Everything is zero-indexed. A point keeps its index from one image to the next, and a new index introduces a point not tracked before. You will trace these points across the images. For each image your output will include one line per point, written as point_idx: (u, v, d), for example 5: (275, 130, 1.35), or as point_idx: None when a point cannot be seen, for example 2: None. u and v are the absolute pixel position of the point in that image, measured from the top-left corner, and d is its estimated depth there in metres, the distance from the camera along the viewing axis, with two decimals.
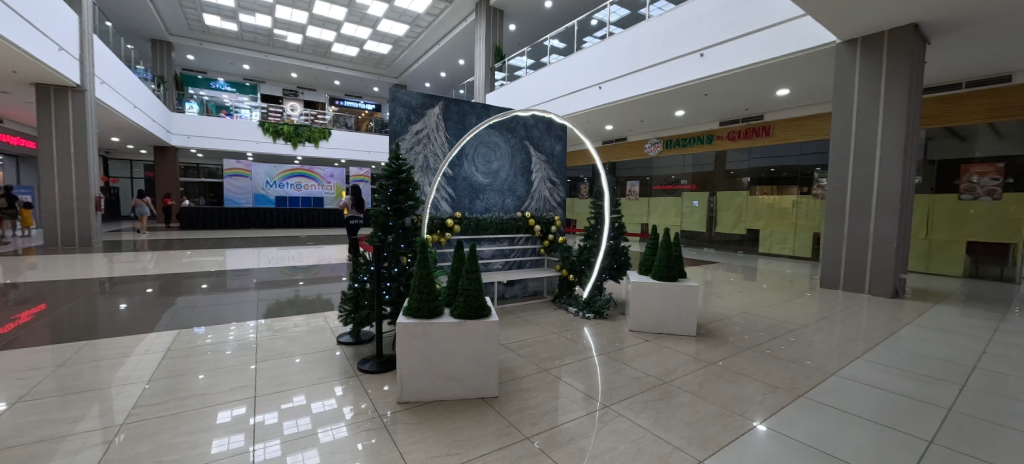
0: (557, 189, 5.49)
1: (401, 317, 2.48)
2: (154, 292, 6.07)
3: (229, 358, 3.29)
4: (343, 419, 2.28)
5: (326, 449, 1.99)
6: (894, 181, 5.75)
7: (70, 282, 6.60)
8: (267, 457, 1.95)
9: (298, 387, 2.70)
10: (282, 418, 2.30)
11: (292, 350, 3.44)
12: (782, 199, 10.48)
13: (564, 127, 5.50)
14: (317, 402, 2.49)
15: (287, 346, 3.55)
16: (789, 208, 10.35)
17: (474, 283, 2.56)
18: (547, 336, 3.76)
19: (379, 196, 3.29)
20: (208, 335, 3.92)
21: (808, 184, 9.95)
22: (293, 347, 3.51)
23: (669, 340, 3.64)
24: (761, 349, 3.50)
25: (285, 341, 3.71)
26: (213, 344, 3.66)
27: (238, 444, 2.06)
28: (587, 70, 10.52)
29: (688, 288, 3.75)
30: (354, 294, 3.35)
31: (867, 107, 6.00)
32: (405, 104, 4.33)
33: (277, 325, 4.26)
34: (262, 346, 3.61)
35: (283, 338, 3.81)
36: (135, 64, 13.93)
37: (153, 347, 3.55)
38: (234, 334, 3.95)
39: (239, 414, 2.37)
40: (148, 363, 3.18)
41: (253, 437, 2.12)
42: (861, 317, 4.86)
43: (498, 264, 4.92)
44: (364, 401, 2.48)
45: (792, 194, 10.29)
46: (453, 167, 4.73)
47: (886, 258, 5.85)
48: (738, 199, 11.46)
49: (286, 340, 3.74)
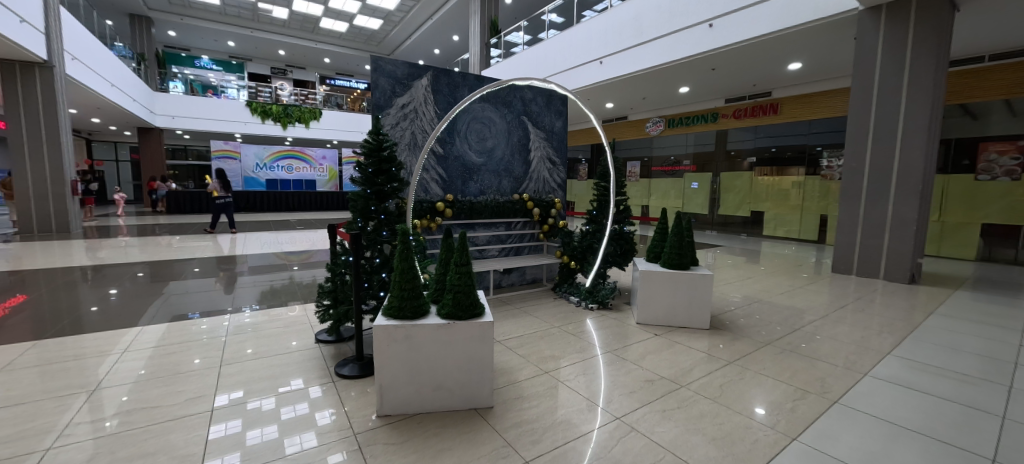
0: (557, 170, 5.08)
1: (380, 317, 2.12)
2: (147, 278, 5.78)
3: (194, 359, 2.92)
4: (337, 406, 2.24)
5: (323, 433, 1.97)
6: (917, 160, 5.39)
7: (50, 270, 6.28)
8: (264, 439, 1.94)
9: (293, 372, 2.67)
10: (279, 405, 2.24)
11: (270, 348, 3.11)
12: (783, 180, 10.17)
13: (566, 101, 5.04)
14: (313, 388, 2.45)
15: (263, 344, 3.20)
16: (789, 189, 10.06)
17: (465, 277, 2.18)
18: (546, 330, 3.43)
19: (358, 174, 2.90)
20: (201, 323, 3.78)
21: (815, 165, 9.55)
22: (270, 345, 3.18)
23: (682, 335, 3.30)
24: (781, 344, 3.19)
25: (261, 339, 3.35)
26: (205, 331, 3.57)
27: (235, 430, 2.02)
28: (588, 43, 9.95)
29: (701, 277, 3.42)
30: (331, 289, 2.95)
31: (889, 79, 5.59)
32: (389, 75, 3.87)
33: (256, 318, 3.91)
34: (234, 344, 3.24)
35: (259, 334, 3.45)
36: (112, 41, 13.21)
37: (143, 342, 3.27)
38: (204, 331, 3.56)
39: (237, 397, 2.34)
40: (98, 366, 2.78)
41: (248, 423, 2.08)
42: (878, 305, 4.58)
43: (494, 251, 4.66)
44: (348, 403, 2.27)
45: (794, 175, 9.93)
46: (444, 145, 4.25)
47: (904, 241, 5.53)
48: (739, 180, 11.14)
49: (259, 337, 3.38)
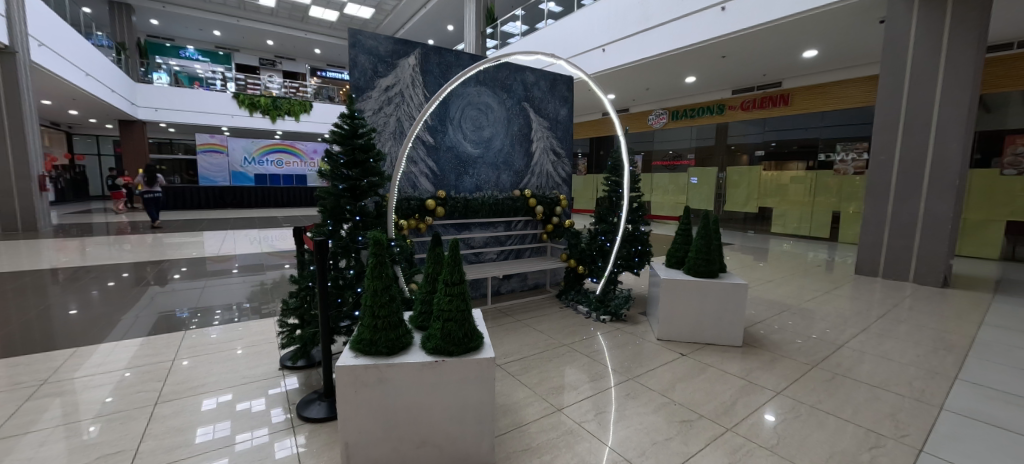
0: (562, 163, 4.59)
1: (347, 354, 1.61)
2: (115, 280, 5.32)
3: (122, 397, 2.34)
4: (313, 425, 2.04)
5: (309, 438, 1.95)
6: (953, 154, 4.94)
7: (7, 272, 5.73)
8: (252, 445, 1.90)
9: (280, 372, 2.62)
10: (268, 407, 2.22)
11: (221, 379, 2.54)
12: (782, 175, 9.96)
13: (571, 85, 4.51)
14: (298, 391, 2.39)
15: (213, 374, 2.61)
16: (789, 184, 9.83)
17: (457, 300, 1.67)
18: (553, 349, 2.93)
19: (326, 165, 2.39)
20: (168, 336, 3.33)
21: (812, 158, 9.34)
22: (224, 374, 2.61)
23: (713, 355, 2.84)
24: (831, 366, 2.73)
25: (214, 365, 2.75)
26: (159, 348, 3.06)
27: (223, 433, 1.99)
28: (589, 30, 9.42)
29: (735, 286, 2.95)
30: (296, 306, 2.43)
31: (922, 65, 5.11)
32: (370, 52, 3.33)
33: (215, 337, 3.29)
34: (181, 369, 2.69)
35: (215, 359, 2.85)
36: (90, 30, 12.67)
37: (83, 364, 2.77)
38: (145, 355, 2.93)
39: (225, 400, 2.29)
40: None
41: (237, 426, 2.05)
42: (917, 312, 4.13)
43: (492, 254, 4.18)
44: (319, 446, 1.88)
45: (794, 170, 9.72)
46: (435, 134, 3.73)
47: (937, 241, 5.10)
48: (733, 174, 10.97)
49: (215, 360, 2.84)
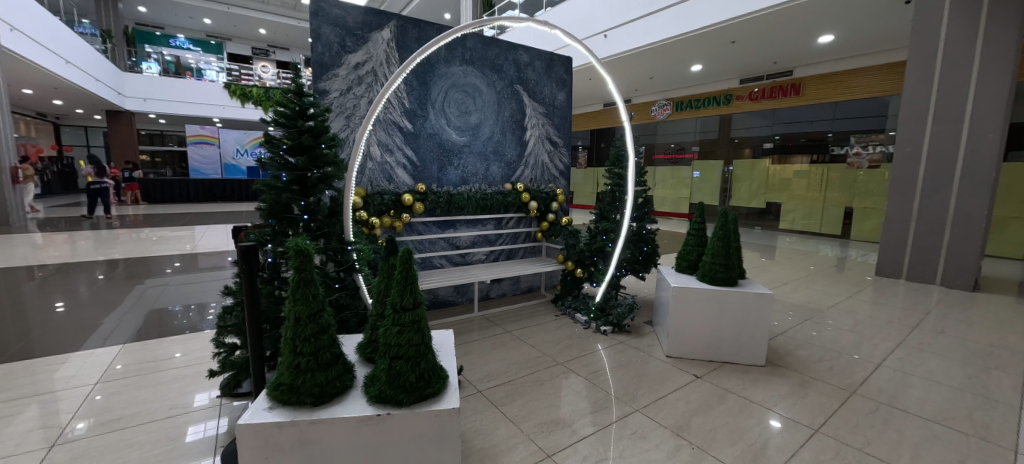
0: (559, 153, 4.15)
1: (260, 409, 1.18)
2: (74, 274, 4.88)
3: (4, 440, 1.81)
4: None
5: None
6: (990, 145, 4.50)
7: None
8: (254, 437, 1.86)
9: None
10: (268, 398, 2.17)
11: (146, 409, 2.07)
12: (784, 169, 9.61)
13: (569, 66, 4.06)
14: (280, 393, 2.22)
15: (138, 403, 2.13)
16: (792, 178, 9.48)
17: (411, 333, 1.24)
18: (547, 368, 2.52)
19: (266, 151, 1.95)
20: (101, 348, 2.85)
21: (820, 152, 8.95)
22: (148, 404, 2.11)
23: (732, 377, 2.43)
24: (871, 391, 2.33)
25: (138, 392, 2.23)
26: (79, 366, 2.56)
27: (219, 431, 1.91)
28: (589, 14, 8.92)
29: (759, 296, 2.52)
30: (231, 324, 1.97)
31: (957, 48, 4.64)
32: (336, 22, 2.87)
33: (147, 355, 2.74)
34: (97, 397, 2.19)
35: (140, 385, 2.31)
36: (75, 17, 12.19)
37: None
38: (59, 379, 2.39)
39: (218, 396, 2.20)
40: None
41: (234, 422, 1.98)
42: (952, 320, 3.72)
43: (480, 254, 3.76)
44: None
45: (797, 164, 9.37)
46: (414, 120, 3.29)
47: (969, 241, 4.67)
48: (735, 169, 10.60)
49: (140, 384, 2.33)
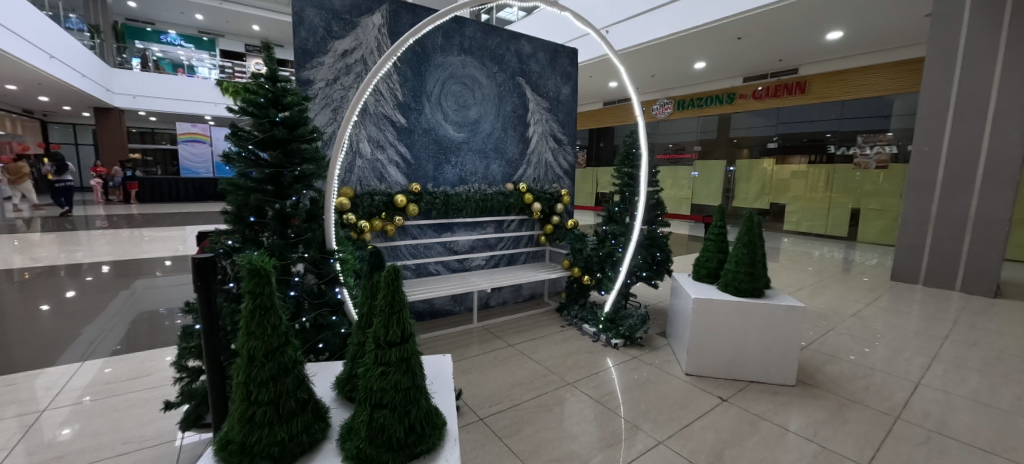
0: (563, 151, 3.90)
1: None
2: (47, 278, 4.59)
3: None
4: None
5: None
6: (1015, 145, 4.29)
7: None
8: None
9: None
10: None
11: (92, 446, 1.76)
12: (782, 170, 9.47)
13: (574, 57, 3.80)
14: None
15: (85, 437, 1.82)
16: (789, 179, 9.36)
17: (399, 374, 0.98)
18: (554, 389, 2.26)
19: (232, 144, 1.67)
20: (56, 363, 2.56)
21: (819, 153, 8.83)
22: (100, 438, 1.82)
23: (760, 400, 2.19)
24: (915, 416, 2.10)
25: (88, 422, 1.93)
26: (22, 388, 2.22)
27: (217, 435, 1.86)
28: (591, 9, 8.64)
29: (790, 309, 2.27)
30: (191, 347, 1.69)
31: (981, 42, 4.41)
32: (321, 5, 2.61)
33: (104, 375, 2.40)
34: (38, 428, 1.87)
35: (92, 413, 2.01)
36: (62, 12, 11.83)
37: None
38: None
39: None
40: None
41: None
42: (981, 330, 3.51)
43: (480, 260, 3.51)
44: None
45: (796, 164, 9.21)
46: (408, 114, 3.02)
47: (991, 245, 4.47)
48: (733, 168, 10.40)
49: (89, 413, 2.01)
